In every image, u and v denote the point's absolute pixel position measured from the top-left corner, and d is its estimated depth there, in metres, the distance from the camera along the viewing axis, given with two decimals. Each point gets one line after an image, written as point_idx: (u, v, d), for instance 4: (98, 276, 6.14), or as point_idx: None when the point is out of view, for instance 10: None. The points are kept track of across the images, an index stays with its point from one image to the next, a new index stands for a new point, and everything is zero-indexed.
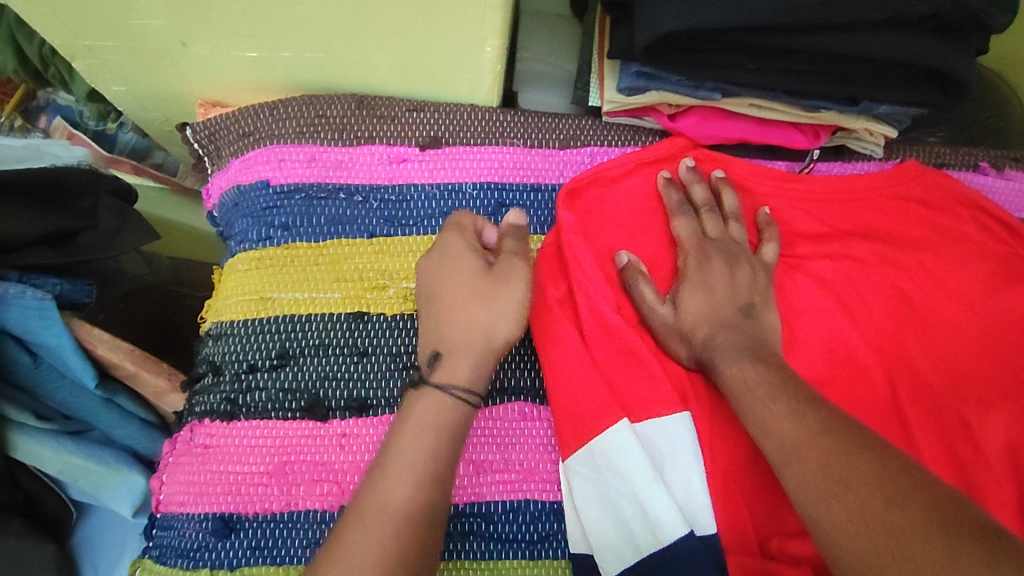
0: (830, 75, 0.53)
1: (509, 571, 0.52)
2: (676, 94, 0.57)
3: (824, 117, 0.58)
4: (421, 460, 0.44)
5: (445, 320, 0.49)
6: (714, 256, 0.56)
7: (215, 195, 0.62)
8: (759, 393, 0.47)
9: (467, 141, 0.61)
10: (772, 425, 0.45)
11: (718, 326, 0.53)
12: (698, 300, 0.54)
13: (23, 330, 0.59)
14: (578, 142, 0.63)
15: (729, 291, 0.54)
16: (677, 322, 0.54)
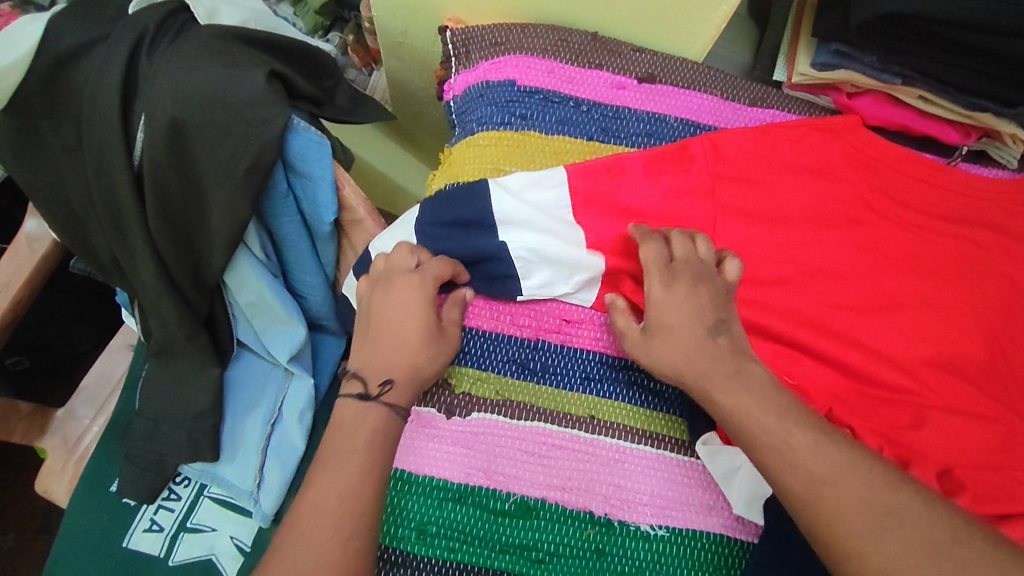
0: (996, 78, 0.65)
1: (659, 418, 0.64)
2: (863, 75, 0.69)
3: (980, 117, 0.69)
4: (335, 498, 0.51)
5: (380, 351, 0.59)
6: (676, 279, 0.59)
7: (458, 88, 0.76)
8: (716, 373, 0.56)
9: (675, 83, 0.74)
10: (737, 407, 0.54)
11: (691, 335, 0.58)
12: (676, 306, 0.59)
13: (299, 159, 0.71)
14: (763, 104, 0.76)
15: (685, 313, 0.58)
16: (663, 316, 0.59)
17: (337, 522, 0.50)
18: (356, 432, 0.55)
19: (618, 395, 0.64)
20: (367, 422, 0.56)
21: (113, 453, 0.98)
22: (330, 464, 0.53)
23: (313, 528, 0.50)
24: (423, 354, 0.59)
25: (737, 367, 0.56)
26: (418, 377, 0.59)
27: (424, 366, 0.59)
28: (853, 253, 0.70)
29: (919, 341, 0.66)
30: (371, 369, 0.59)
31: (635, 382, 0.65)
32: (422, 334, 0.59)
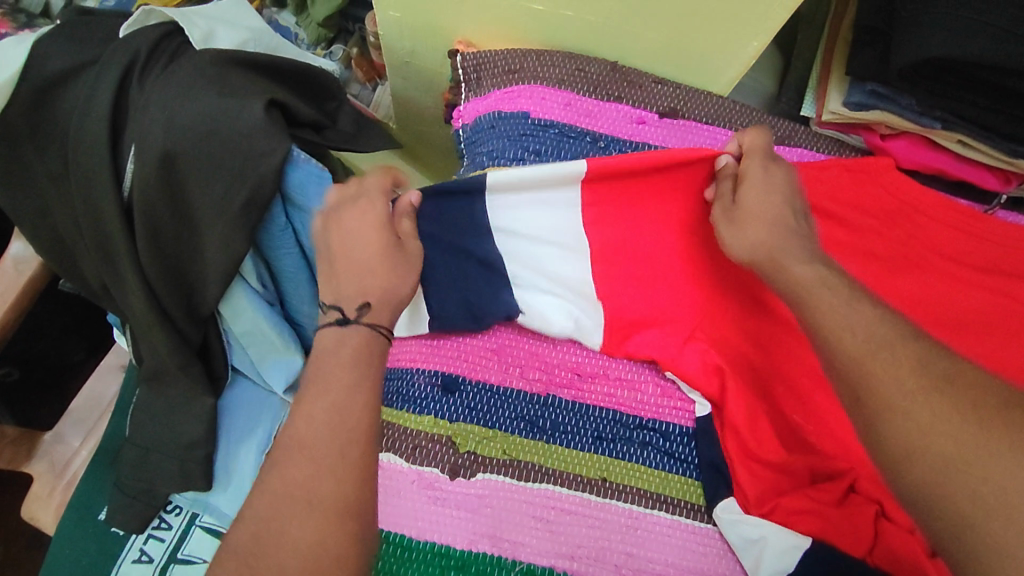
0: None
1: (674, 482, 0.60)
2: (899, 116, 0.65)
3: (1023, 164, 0.65)
4: (333, 429, 0.46)
5: (348, 279, 0.54)
6: (771, 164, 0.58)
7: (467, 116, 0.72)
8: (795, 249, 0.53)
9: (698, 118, 0.70)
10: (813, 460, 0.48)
11: (772, 213, 0.55)
12: (761, 181, 0.57)
13: (298, 193, 0.67)
14: (790, 142, 0.72)
15: (777, 192, 0.56)
16: (744, 180, 0.57)
17: (342, 448, 0.45)
18: (339, 355, 0.51)
19: (631, 455, 0.60)
20: (351, 348, 0.51)
21: (102, 479, 0.95)
22: (323, 386, 0.48)
23: (311, 461, 0.45)
24: (397, 280, 0.56)
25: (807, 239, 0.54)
26: (392, 299, 0.55)
27: (397, 286, 0.56)
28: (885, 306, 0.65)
29: None
30: (345, 290, 0.54)
31: (650, 443, 0.61)
32: (384, 247, 0.55)
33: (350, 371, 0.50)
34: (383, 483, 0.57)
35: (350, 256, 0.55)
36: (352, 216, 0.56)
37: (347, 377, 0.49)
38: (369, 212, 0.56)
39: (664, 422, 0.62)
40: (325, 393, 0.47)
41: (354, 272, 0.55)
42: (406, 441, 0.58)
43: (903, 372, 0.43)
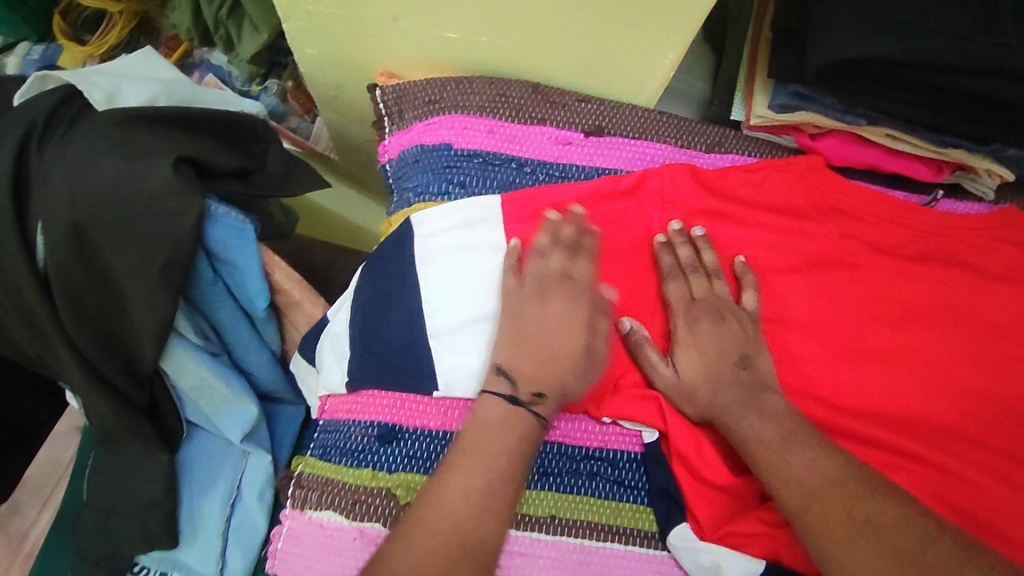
0: (967, 116, 0.60)
1: (626, 511, 0.59)
2: (824, 116, 0.64)
3: (952, 153, 0.64)
4: (471, 489, 0.50)
5: (552, 370, 0.57)
6: (698, 324, 0.60)
7: (392, 151, 0.70)
8: (732, 404, 0.56)
9: (626, 133, 0.68)
10: (785, 468, 0.52)
11: (708, 381, 0.58)
12: (692, 350, 0.59)
13: (220, 249, 0.66)
14: (721, 148, 0.70)
15: (711, 355, 0.59)
16: (681, 363, 0.59)
17: (485, 512, 0.50)
18: (491, 433, 0.53)
19: (580, 488, 0.59)
20: (517, 427, 0.54)
21: (62, 548, 0.92)
22: (454, 460, 0.52)
23: (451, 511, 0.49)
24: (574, 370, 0.58)
25: (754, 401, 0.56)
26: (567, 390, 0.57)
27: (573, 381, 0.58)
28: (823, 308, 0.65)
29: (897, 401, 0.62)
30: (533, 377, 0.56)
31: (598, 473, 0.60)
32: (585, 348, 0.58)
33: (515, 428, 0.54)
34: (329, 543, 0.55)
35: (544, 346, 0.57)
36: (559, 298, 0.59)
37: (504, 466, 0.52)
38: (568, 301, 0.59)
39: (610, 450, 0.61)
40: (488, 450, 0.52)
41: (537, 361, 0.57)
42: (346, 495, 0.56)
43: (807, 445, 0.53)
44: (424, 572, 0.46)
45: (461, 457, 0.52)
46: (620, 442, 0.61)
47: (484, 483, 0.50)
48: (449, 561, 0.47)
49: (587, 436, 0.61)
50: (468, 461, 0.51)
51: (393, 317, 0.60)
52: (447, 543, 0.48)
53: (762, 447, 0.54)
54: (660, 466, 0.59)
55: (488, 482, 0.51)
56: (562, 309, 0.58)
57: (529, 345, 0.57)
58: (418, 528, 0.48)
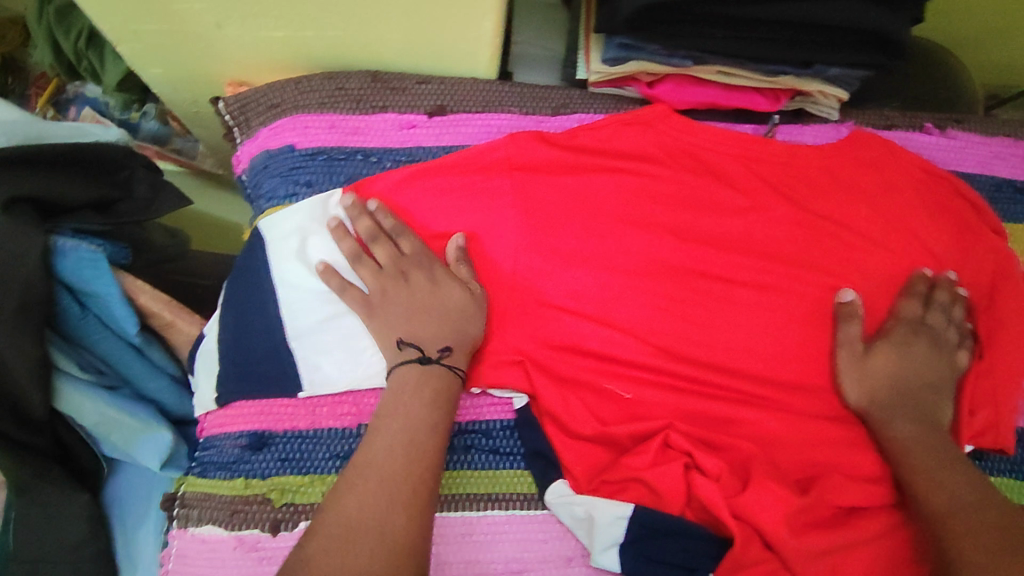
0: (783, 42, 0.61)
1: (504, 478, 0.60)
2: (654, 62, 0.64)
3: (781, 80, 0.65)
4: (394, 449, 0.50)
5: (433, 325, 0.58)
6: (913, 343, 0.62)
7: (245, 160, 0.70)
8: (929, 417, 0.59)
9: (469, 108, 0.68)
10: (928, 493, 0.53)
11: (897, 392, 0.60)
12: (916, 364, 0.61)
13: (76, 280, 0.68)
14: (568, 110, 0.70)
15: (888, 378, 0.60)
16: (867, 368, 0.61)
17: (417, 472, 0.49)
18: (408, 393, 0.54)
19: (456, 463, 0.60)
20: (429, 384, 0.55)
21: None
22: (380, 426, 0.52)
23: (385, 469, 0.49)
24: (469, 319, 0.59)
25: (935, 424, 0.59)
26: (467, 337, 0.58)
27: (467, 328, 0.59)
28: (684, 250, 0.65)
29: (764, 332, 0.63)
30: (425, 336, 0.57)
31: (474, 445, 0.61)
32: (459, 298, 0.59)
33: (429, 385, 0.55)
34: (210, 556, 0.55)
35: (429, 304, 0.58)
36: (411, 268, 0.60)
37: (425, 430, 0.52)
38: (431, 265, 0.60)
39: (484, 421, 0.62)
40: (405, 411, 0.53)
41: (428, 320, 0.58)
42: (224, 509, 0.56)
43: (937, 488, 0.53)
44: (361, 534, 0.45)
45: (383, 419, 0.52)
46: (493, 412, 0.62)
47: (404, 443, 0.51)
48: (384, 520, 0.46)
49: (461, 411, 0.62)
50: (386, 426, 0.52)
51: (257, 328, 0.61)
52: (378, 500, 0.47)
53: (906, 463, 0.56)
54: (532, 430, 0.60)
55: (406, 444, 0.51)
56: (427, 276, 0.59)
57: (415, 311, 0.58)
58: (350, 490, 0.47)
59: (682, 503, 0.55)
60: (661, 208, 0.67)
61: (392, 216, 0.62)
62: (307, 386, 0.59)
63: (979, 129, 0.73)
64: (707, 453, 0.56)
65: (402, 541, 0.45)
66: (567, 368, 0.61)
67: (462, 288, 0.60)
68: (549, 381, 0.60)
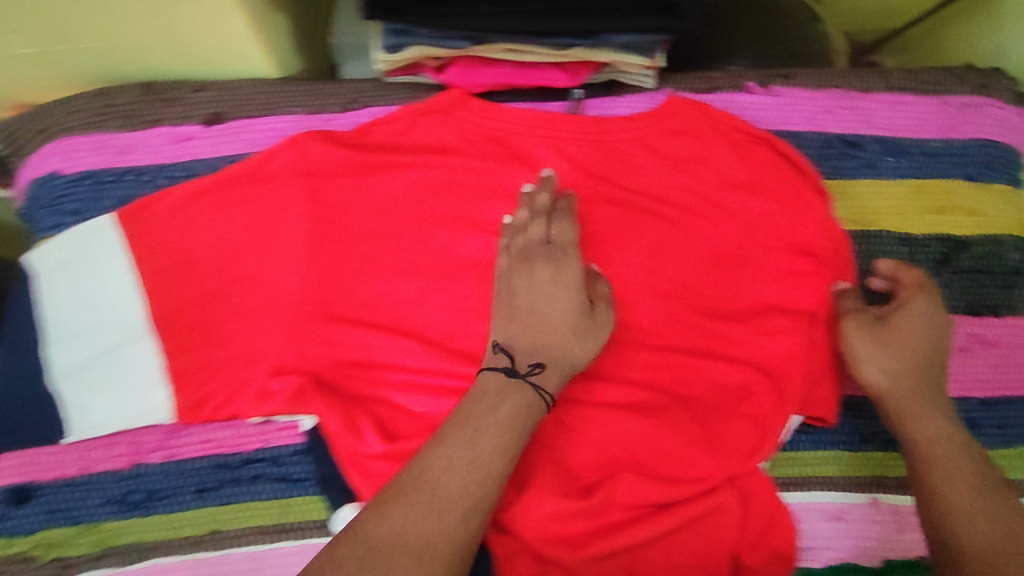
0: (557, 14, 0.55)
1: (293, 505, 0.57)
2: (431, 48, 0.59)
3: (573, 54, 0.59)
4: (461, 472, 0.46)
5: (546, 332, 0.53)
6: (909, 308, 0.57)
7: (20, 189, 0.65)
8: (936, 397, 0.55)
9: (250, 113, 0.63)
10: (943, 492, 0.50)
11: (914, 367, 0.55)
12: (908, 326, 0.56)
13: None
14: (358, 104, 0.64)
15: (903, 348, 0.55)
16: (897, 334, 0.56)
17: (465, 504, 0.45)
18: (495, 407, 0.49)
19: (238, 495, 0.57)
20: (511, 399, 0.49)
21: None
22: (438, 437, 0.48)
23: (443, 492, 0.45)
24: (574, 334, 0.53)
25: (943, 406, 0.54)
26: (553, 355, 0.53)
27: (568, 344, 0.53)
28: (487, 247, 0.62)
29: None
30: (530, 346, 0.53)
31: (259, 474, 0.57)
32: (576, 309, 0.53)
33: (509, 400, 0.49)
34: None
35: (532, 314, 0.54)
36: (557, 268, 0.55)
37: (495, 441, 0.47)
38: (561, 259, 0.55)
39: (271, 448, 0.58)
40: (490, 423, 0.48)
41: (547, 332, 0.53)
42: None
43: (964, 487, 0.50)
44: None
45: (451, 429, 0.48)
46: (280, 437, 0.58)
47: (473, 461, 0.46)
48: (429, 558, 0.43)
49: (245, 438, 0.58)
50: (451, 440, 0.47)
51: (24, 373, 0.58)
52: (427, 526, 0.44)
53: (936, 455, 0.52)
54: (322, 452, 0.57)
55: (467, 460, 0.46)
56: (550, 273, 0.55)
57: (520, 313, 0.54)
58: (388, 519, 0.44)
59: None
60: (461, 204, 0.63)
61: (534, 206, 0.58)
62: (75, 430, 0.57)
63: (809, 84, 0.67)
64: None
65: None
66: (357, 385, 0.58)
67: (582, 294, 0.54)
68: (337, 401, 0.56)
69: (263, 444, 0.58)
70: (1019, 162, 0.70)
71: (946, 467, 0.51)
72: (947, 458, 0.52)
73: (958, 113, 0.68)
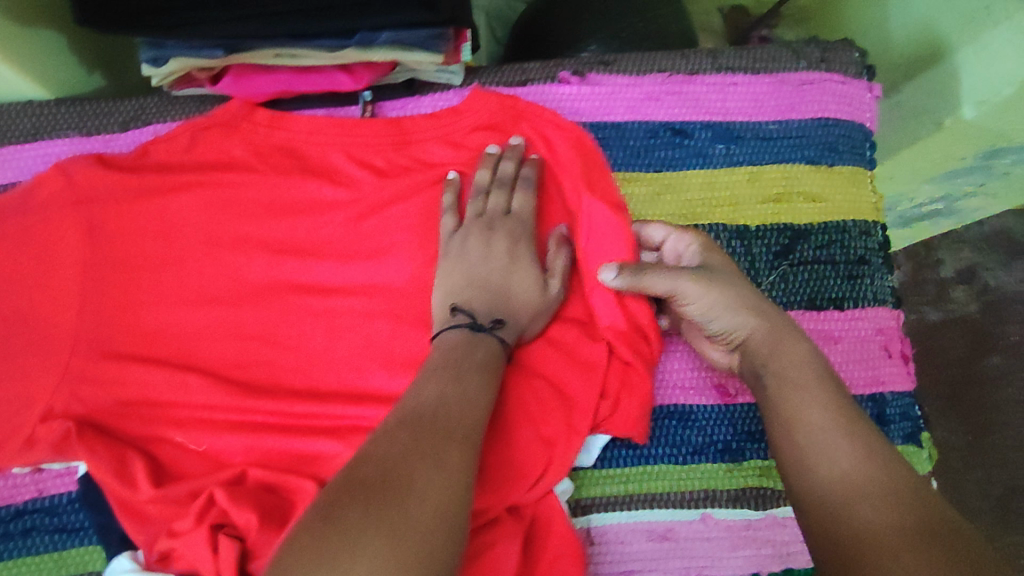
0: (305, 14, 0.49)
1: (68, 559, 0.55)
2: (183, 60, 0.52)
3: (344, 56, 0.52)
4: (460, 410, 0.45)
5: (500, 282, 0.54)
6: (714, 259, 0.55)
7: None
8: (774, 324, 0.53)
9: (20, 138, 0.59)
10: (815, 422, 0.47)
11: (744, 308, 0.53)
12: (726, 279, 0.54)
13: None
14: (139, 123, 0.60)
15: (730, 289, 0.53)
16: (724, 291, 0.53)
17: (465, 435, 0.44)
18: (472, 357, 0.49)
19: (12, 550, 0.55)
20: (483, 346, 0.50)
21: None
22: (421, 390, 0.47)
23: (409, 441, 0.42)
24: (515, 287, 0.54)
25: (791, 331, 0.52)
26: (508, 299, 0.54)
27: (518, 301, 0.54)
28: (276, 267, 0.58)
29: (376, 349, 0.56)
30: (490, 301, 0.53)
31: (34, 526, 0.56)
32: (534, 265, 0.55)
33: (480, 347, 0.50)
34: None
35: (501, 271, 0.54)
36: (491, 234, 0.55)
37: (478, 390, 0.47)
38: (520, 223, 0.56)
39: (49, 497, 0.56)
40: (476, 374, 0.48)
41: (528, 281, 0.54)
42: None
43: (821, 415, 0.47)
44: (311, 542, 0.35)
45: (429, 379, 0.47)
46: (57, 486, 0.56)
47: (462, 400, 0.46)
48: (405, 501, 0.38)
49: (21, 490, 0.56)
50: (442, 385, 0.47)
51: None
52: (403, 462, 0.40)
53: (794, 380, 0.49)
54: (95, 499, 0.54)
55: (453, 404, 0.45)
56: (507, 247, 0.55)
57: (478, 277, 0.54)
58: (380, 459, 0.41)
59: (213, 571, 0.47)
60: (248, 223, 0.58)
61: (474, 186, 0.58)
62: None
63: (631, 69, 0.62)
64: (243, 506, 0.49)
65: (431, 520, 0.38)
66: (134, 425, 0.55)
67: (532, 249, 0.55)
68: (105, 443, 0.53)
69: (40, 494, 0.56)
70: (869, 141, 0.64)
71: (806, 403, 0.48)
72: (813, 394, 0.48)
73: (796, 91, 0.63)
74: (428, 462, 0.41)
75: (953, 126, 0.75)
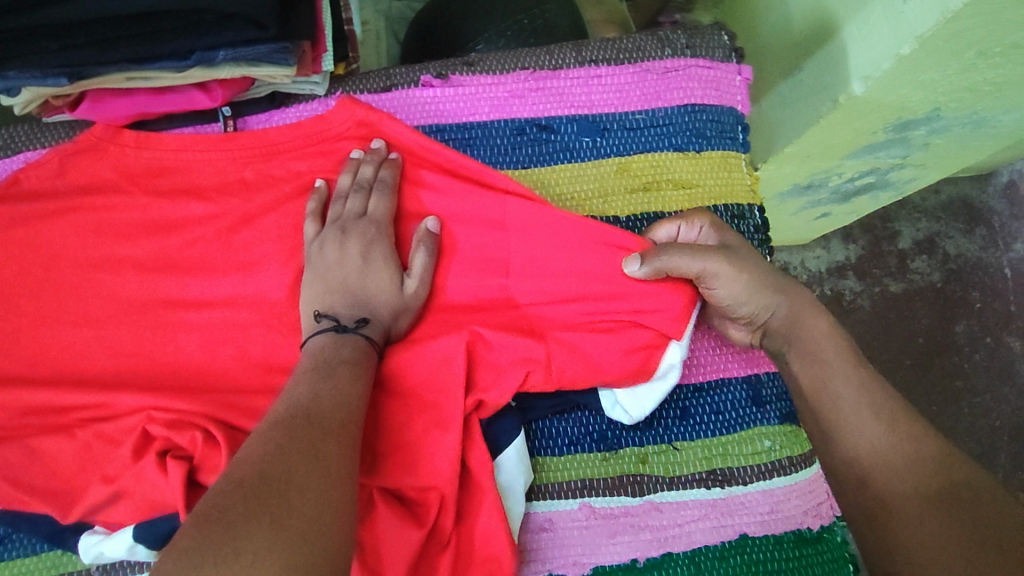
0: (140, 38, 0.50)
1: None
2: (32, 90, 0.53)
3: (193, 75, 0.54)
4: (336, 405, 0.46)
5: (361, 284, 0.54)
6: (730, 242, 0.57)
7: None
8: (797, 304, 0.59)
9: None
10: (837, 399, 0.56)
11: (768, 292, 0.57)
12: (747, 265, 0.56)
13: None
14: (11, 150, 0.63)
15: (760, 277, 0.57)
16: (747, 284, 0.56)
17: (346, 427, 0.45)
18: (337, 362, 0.49)
19: None
20: (348, 346, 0.51)
21: None
22: (297, 388, 0.47)
23: (297, 434, 0.43)
24: (372, 287, 0.54)
25: (813, 304, 0.59)
26: (365, 300, 0.54)
27: (379, 300, 0.54)
28: (149, 280, 0.59)
29: (247, 356, 0.57)
30: (350, 302, 0.54)
31: None
32: (391, 264, 0.55)
33: (347, 345, 0.51)
34: None
35: (359, 271, 0.54)
36: (348, 232, 0.56)
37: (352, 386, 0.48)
38: (381, 219, 0.56)
39: None
40: (345, 372, 0.48)
41: (386, 279, 0.54)
42: None
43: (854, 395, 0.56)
44: (201, 545, 0.35)
45: (302, 380, 0.48)
46: None
47: (337, 395, 0.47)
48: (292, 496, 0.39)
49: None
50: (314, 384, 0.47)
51: None
52: (285, 462, 0.41)
53: (819, 363, 0.58)
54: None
55: (336, 399, 0.46)
56: (361, 249, 0.55)
57: (338, 281, 0.54)
58: (258, 460, 0.41)
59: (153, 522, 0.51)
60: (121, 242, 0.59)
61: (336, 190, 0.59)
62: None
63: (495, 67, 0.62)
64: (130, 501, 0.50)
65: (318, 515, 0.39)
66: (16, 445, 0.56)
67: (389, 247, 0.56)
68: None
69: None
70: (741, 125, 0.64)
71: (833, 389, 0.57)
72: (839, 369, 0.57)
73: (661, 79, 0.63)
74: (310, 460, 0.42)
75: (847, 103, 0.72)
